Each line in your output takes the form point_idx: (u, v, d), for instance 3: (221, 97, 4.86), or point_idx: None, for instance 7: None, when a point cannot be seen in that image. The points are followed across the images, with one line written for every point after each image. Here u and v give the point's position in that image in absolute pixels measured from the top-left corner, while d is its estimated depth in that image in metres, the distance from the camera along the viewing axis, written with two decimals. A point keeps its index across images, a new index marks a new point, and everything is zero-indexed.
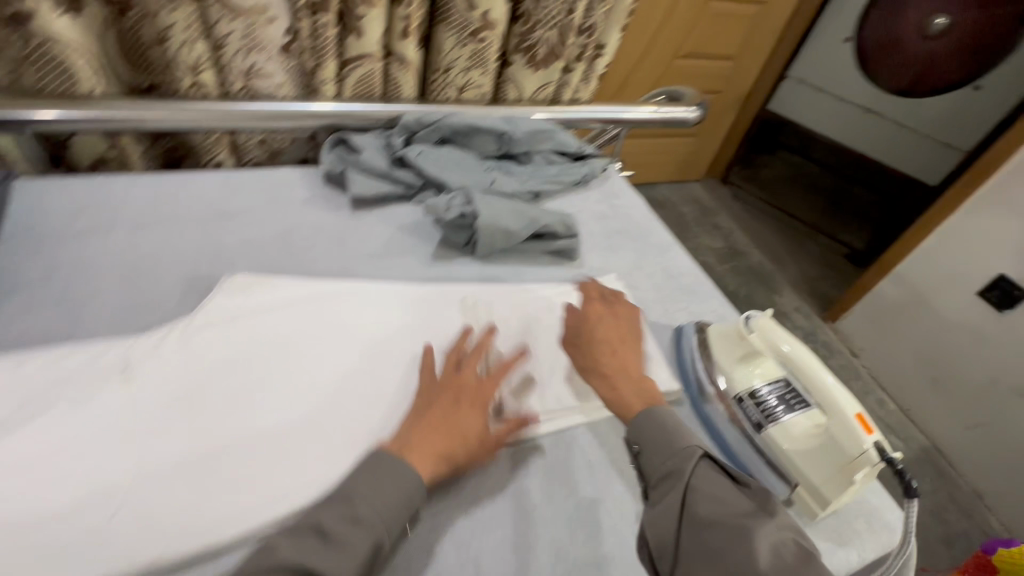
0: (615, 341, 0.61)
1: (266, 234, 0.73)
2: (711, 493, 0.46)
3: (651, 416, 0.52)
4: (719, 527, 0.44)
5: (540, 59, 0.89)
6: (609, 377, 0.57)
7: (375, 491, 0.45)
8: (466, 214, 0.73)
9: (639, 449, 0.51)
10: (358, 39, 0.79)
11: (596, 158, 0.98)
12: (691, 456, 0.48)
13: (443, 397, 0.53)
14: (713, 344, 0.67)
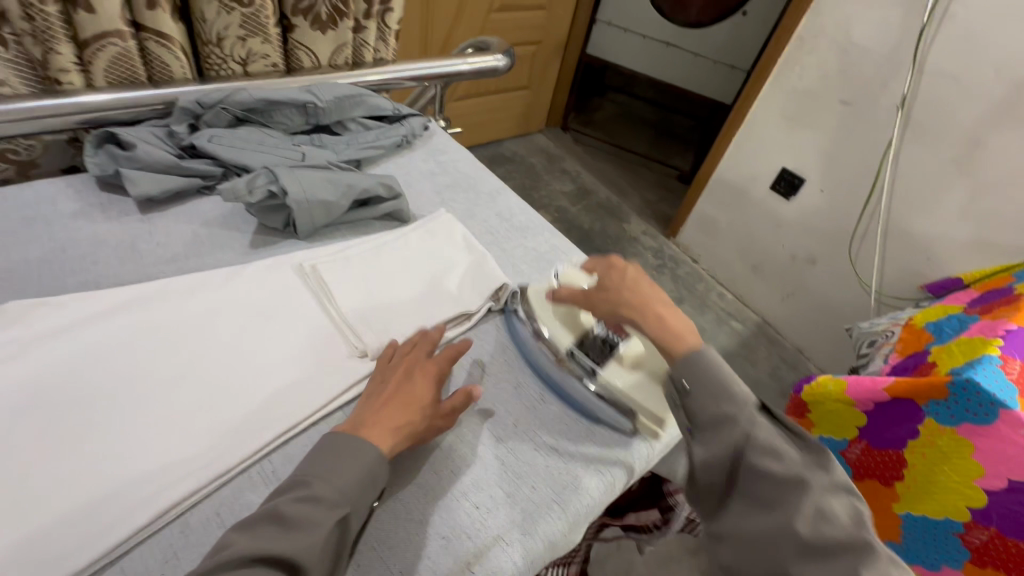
0: (613, 287, 0.60)
1: (29, 259, 0.62)
2: (715, 388, 0.51)
3: (704, 357, 0.53)
4: (716, 430, 0.50)
5: (324, 21, 0.84)
6: (635, 318, 0.57)
7: (332, 472, 0.45)
8: (275, 192, 0.68)
9: (686, 384, 0.52)
10: (91, 15, 0.67)
11: (413, 117, 0.97)
12: (746, 404, 0.50)
13: (396, 374, 0.54)
14: (537, 310, 0.67)
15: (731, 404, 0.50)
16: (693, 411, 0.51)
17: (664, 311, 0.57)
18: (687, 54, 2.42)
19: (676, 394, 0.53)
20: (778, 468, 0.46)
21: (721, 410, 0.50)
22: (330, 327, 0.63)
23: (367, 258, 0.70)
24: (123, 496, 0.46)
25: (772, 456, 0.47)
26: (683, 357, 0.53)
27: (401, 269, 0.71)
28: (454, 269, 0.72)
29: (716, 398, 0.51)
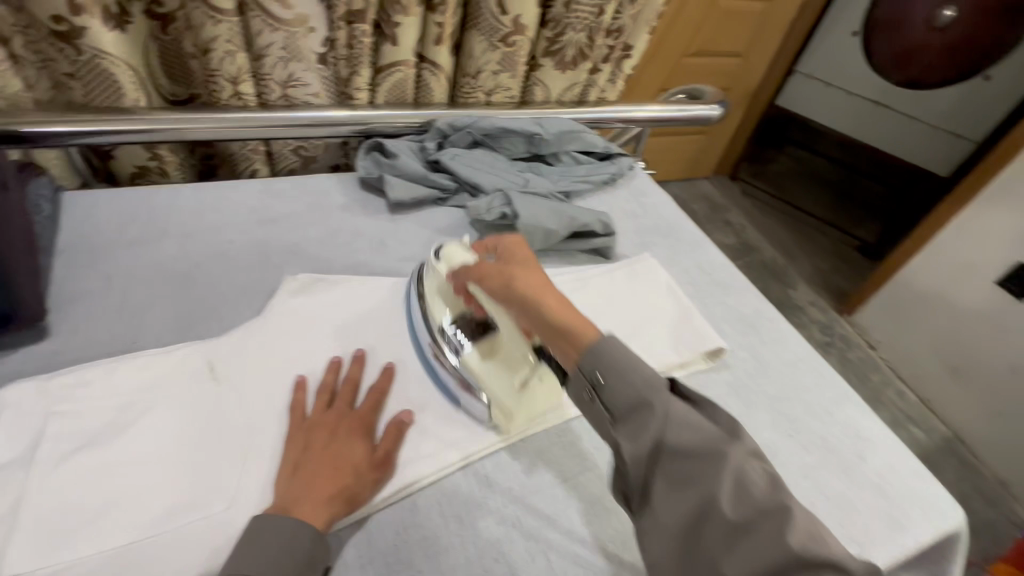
0: (513, 266, 0.55)
1: (309, 239, 0.74)
2: (630, 372, 0.44)
3: (611, 341, 0.46)
4: (694, 467, 0.40)
5: (568, 61, 0.91)
6: (530, 301, 0.51)
7: (268, 567, 0.41)
8: (507, 215, 0.74)
9: (604, 381, 0.44)
10: (392, 46, 0.79)
11: (622, 155, 0.98)
12: (671, 423, 0.41)
13: (320, 433, 0.49)
14: (428, 296, 0.61)
15: (643, 386, 0.43)
16: (623, 437, 0.43)
17: (541, 283, 0.53)
18: (898, 115, 2.17)
19: (591, 389, 0.46)
20: (683, 457, 0.40)
21: (639, 390, 0.43)
22: None
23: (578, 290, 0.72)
24: (207, 528, 0.44)
25: (693, 458, 0.40)
26: (586, 345, 0.46)
27: (605, 307, 0.71)
28: (658, 317, 0.71)
29: (643, 377, 0.43)
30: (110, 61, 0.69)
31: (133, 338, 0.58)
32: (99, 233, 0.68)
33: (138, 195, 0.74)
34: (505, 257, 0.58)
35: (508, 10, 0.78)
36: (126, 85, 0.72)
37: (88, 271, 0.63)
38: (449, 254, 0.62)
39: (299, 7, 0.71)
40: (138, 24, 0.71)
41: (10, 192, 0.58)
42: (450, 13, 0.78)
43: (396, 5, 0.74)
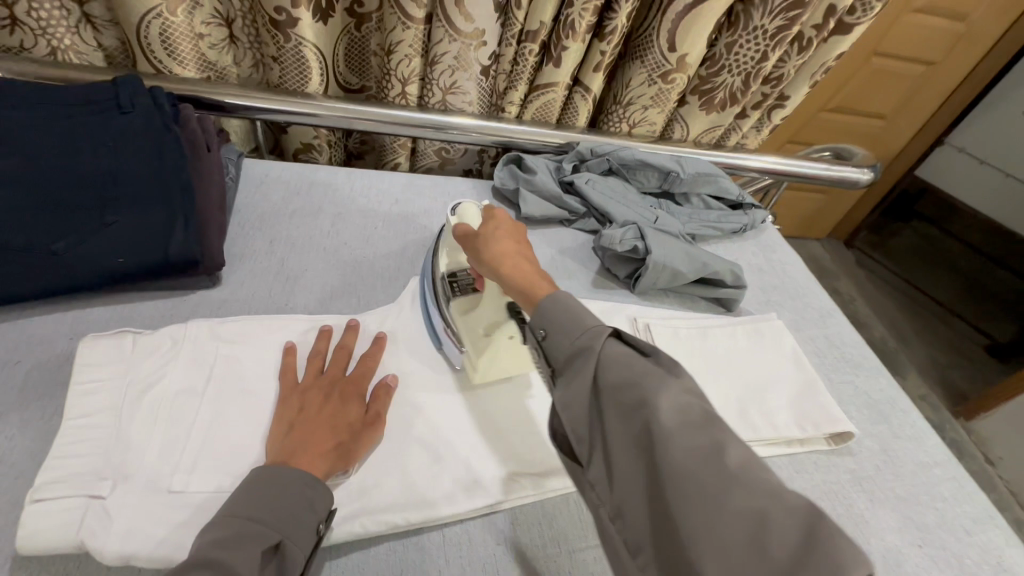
0: (486, 236, 0.55)
1: (442, 237, 0.77)
2: (569, 325, 0.44)
3: (560, 301, 0.45)
4: (573, 364, 0.42)
5: (715, 103, 0.88)
6: (497, 274, 0.51)
7: (264, 509, 0.40)
8: (638, 248, 0.74)
9: (544, 334, 0.44)
10: (554, 69, 0.81)
11: (757, 207, 0.93)
12: (599, 333, 0.42)
13: (315, 395, 0.50)
14: (442, 248, 0.64)
15: (576, 342, 0.43)
16: (554, 353, 0.44)
17: (514, 266, 0.51)
18: None
19: (536, 341, 0.46)
20: (646, 407, 0.38)
21: (578, 340, 0.43)
22: None
23: (698, 336, 0.70)
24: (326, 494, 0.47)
25: (625, 385, 0.39)
26: (551, 300, 0.45)
27: (725, 361, 0.68)
28: (780, 382, 0.67)
29: (585, 328, 0.43)
30: (307, 51, 0.76)
31: (284, 302, 0.63)
32: (267, 201, 0.75)
33: (301, 173, 0.81)
34: (496, 226, 0.55)
35: (675, 49, 0.77)
36: (314, 72, 0.79)
37: (255, 234, 0.70)
38: (464, 210, 0.62)
39: (478, 22, 0.74)
40: (336, 21, 0.79)
41: (209, 151, 0.68)
42: (616, 44, 0.79)
43: (566, 30, 0.76)
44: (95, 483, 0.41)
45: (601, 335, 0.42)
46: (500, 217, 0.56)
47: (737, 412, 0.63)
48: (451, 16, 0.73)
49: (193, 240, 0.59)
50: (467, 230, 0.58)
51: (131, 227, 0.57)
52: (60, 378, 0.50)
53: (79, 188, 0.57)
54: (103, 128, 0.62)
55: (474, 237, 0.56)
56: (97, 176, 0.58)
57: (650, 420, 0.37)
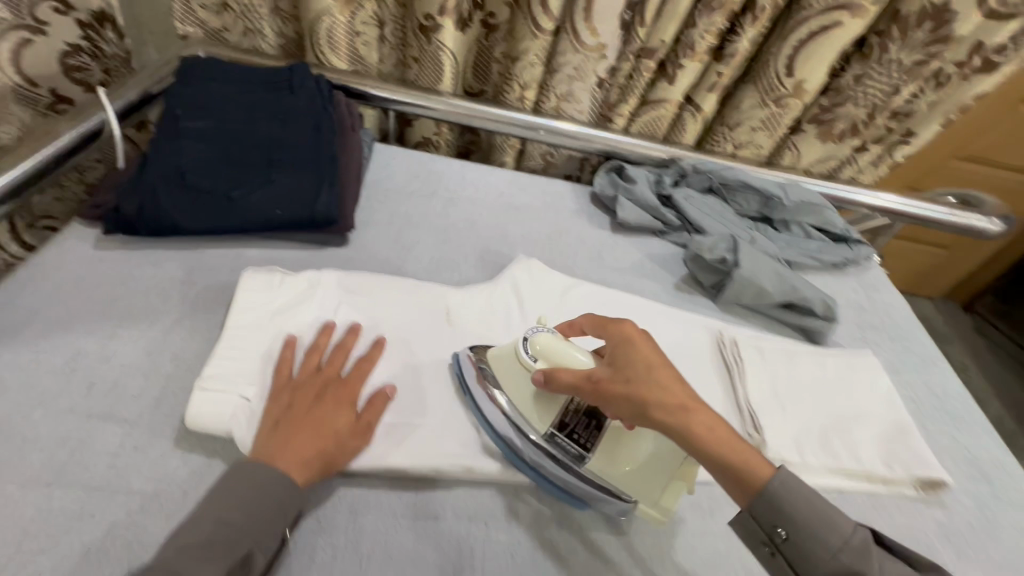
0: (638, 368, 0.46)
1: (540, 231, 0.83)
2: (822, 530, 0.43)
3: (781, 485, 0.44)
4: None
5: (834, 134, 0.86)
6: (695, 446, 0.44)
7: (235, 518, 0.42)
8: (727, 259, 0.74)
9: (788, 535, 0.44)
10: (667, 85, 0.84)
11: (862, 243, 0.89)
12: (848, 529, 0.43)
13: (305, 394, 0.51)
14: (505, 383, 0.54)
15: (846, 551, 0.42)
16: (796, 559, 0.44)
17: (704, 420, 0.44)
18: None
19: (772, 544, 0.45)
20: (846, 553, 0.42)
21: (828, 538, 0.43)
22: (725, 405, 0.64)
23: (784, 358, 0.69)
24: (414, 436, 0.52)
25: (826, 549, 0.43)
26: (765, 486, 0.44)
27: (806, 386, 0.66)
28: (868, 418, 0.64)
29: (823, 509, 0.44)
30: (444, 54, 0.85)
31: (396, 268, 0.71)
32: (391, 180, 0.85)
33: (421, 159, 0.90)
34: (629, 365, 0.47)
35: (794, 73, 0.78)
36: (446, 73, 0.88)
37: (378, 207, 0.80)
38: (547, 343, 0.52)
39: (602, 38, 0.79)
40: (473, 28, 0.87)
41: (354, 133, 0.78)
42: (734, 66, 0.80)
43: (686, 49, 0.79)
44: (246, 385, 0.51)
45: (784, 495, 0.43)
46: (636, 348, 0.47)
47: (817, 439, 0.61)
48: (580, 30, 0.78)
49: (335, 203, 0.68)
50: (577, 378, 0.48)
51: (287, 186, 0.67)
52: (221, 302, 0.61)
53: (254, 151, 0.69)
54: (276, 104, 0.73)
55: (623, 377, 0.46)
56: (268, 143, 0.70)
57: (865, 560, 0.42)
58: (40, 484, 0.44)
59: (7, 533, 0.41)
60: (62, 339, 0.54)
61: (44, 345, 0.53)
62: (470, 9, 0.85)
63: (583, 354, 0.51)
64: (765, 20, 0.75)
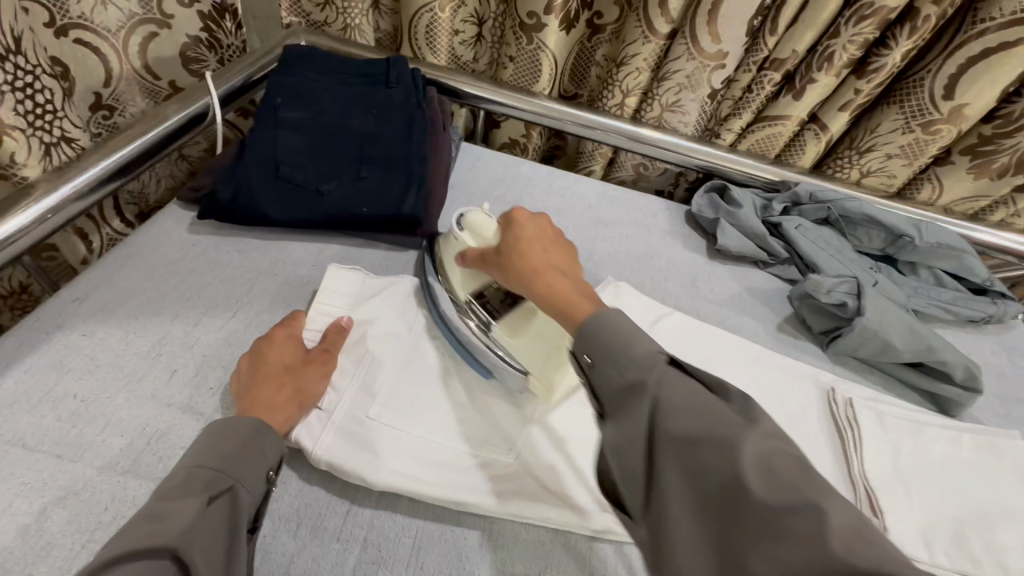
0: (515, 244, 0.48)
1: (629, 251, 0.76)
2: (616, 346, 0.37)
3: (598, 319, 0.39)
4: (625, 400, 0.36)
5: (990, 169, 0.74)
6: (536, 292, 0.44)
7: (204, 455, 0.41)
8: (847, 305, 0.65)
9: (589, 361, 0.38)
10: (791, 100, 0.75)
11: (1010, 298, 0.76)
12: (654, 363, 0.36)
13: (255, 356, 0.50)
14: (444, 267, 0.59)
15: (642, 365, 0.36)
16: (601, 392, 0.37)
17: (556, 283, 0.44)
18: None
19: (582, 372, 0.39)
20: (799, 496, 0.29)
21: (629, 374, 0.36)
22: (836, 477, 0.56)
23: (909, 428, 0.59)
24: (484, 471, 0.48)
25: (696, 416, 0.33)
26: (586, 319, 0.40)
27: (937, 466, 0.56)
28: (1016, 517, 0.53)
29: (720, 409, 0.33)
30: (544, 54, 0.81)
31: None
32: (476, 183, 0.81)
33: (508, 163, 0.86)
34: (520, 243, 0.48)
35: (952, 96, 0.67)
36: (544, 75, 0.84)
37: (463, 211, 0.76)
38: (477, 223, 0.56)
39: (724, 45, 0.71)
40: (579, 28, 0.82)
41: (445, 131, 0.75)
42: (878, 84, 0.70)
43: (822, 61, 0.69)
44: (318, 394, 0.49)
45: (751, 421, 0.33)
46: (528, 229, 0.49)
47: (949, 534, 0.52)
48: (700, 35, 0.71)
49: (421, 204, 0.65)
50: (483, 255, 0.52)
51: (375, 184, 0.65)
52: (302, 300, 0.60)
53: (346, 145, 0.67)
54: (371, 99, 0.72)
55: (499, 252, 0.49)
56: (360, 138, 0.68)
57: (730, 440, 0.32)
58: (116, 470, 0.44)
59: (81, 520, 0.41)
60: (150, 322, 0.54)
61: (135, 326, 0.53)
62: (579, 8, 0.79)
63: (496, 235, 0.54)
64: (925, 32, 0.64)
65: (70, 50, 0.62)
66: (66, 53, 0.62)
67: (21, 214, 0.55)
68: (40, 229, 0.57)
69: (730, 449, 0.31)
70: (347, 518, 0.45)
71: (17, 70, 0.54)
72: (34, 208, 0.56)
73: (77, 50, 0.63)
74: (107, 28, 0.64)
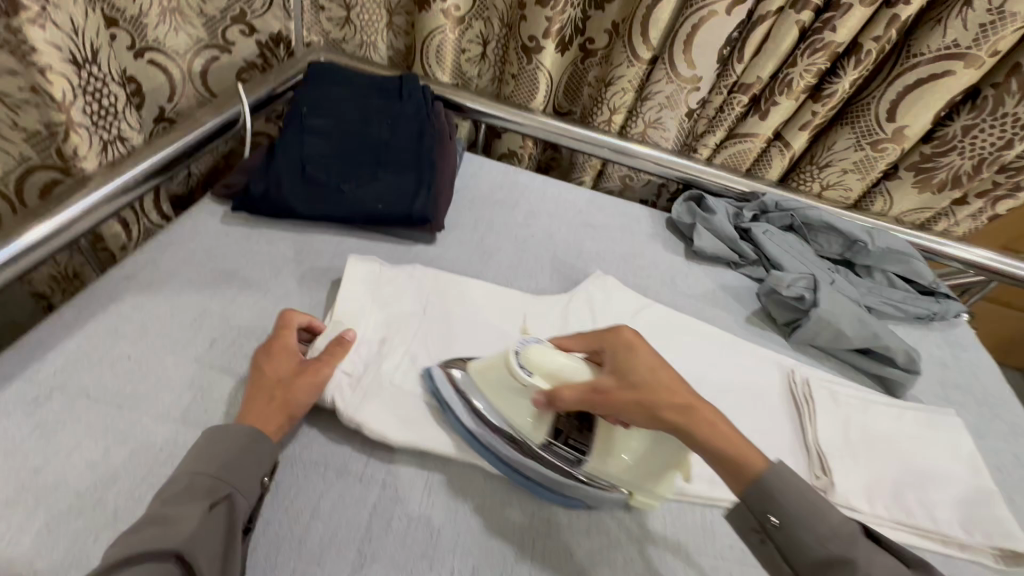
0: (658, 382, 0.47)
1: (616, 251, 0.85)
2: (810, 517, 0.45)
3: (771, 476, 0.46)
4: (823, 568, 0.43)
5: (933, 183, 0.84)
6: (704, 439, 0.46)
7: (207, 464, 0.44)
8: (805, 298, 0.73)
9: (779, 523, 0.45)
10: (758, 120, 0.85)
11: (952, 298, 0.85)
12: (850, 535, 0.44)
13: (261, 365, 0.53)
14: (484, 388, 0.53)
15: (833, 536, 0.44)
16: (792, 555, 0.45)
17: (711, 417, 0.47)
18: None
19: (763, 530, 0.46)
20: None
21: (830, 545, 0.43)
22: (794, 445, 0.64)
23: (858, 404, 0.67)
24: None
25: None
26: (759, 480, 0.46)
27: (880, 436, 0.64)
28: (946, 478, 0.61)
29: (836, 525, 0.44)
30: (541, 74, 0.90)
31: (478, 270, 0.76)
32: (478, 187, 0.90)
33: (506, 171, 0.94)
34: (631, 368, 0.49)
35: (894, 119, 0.77)
36: (540, 92, 0.93)
37: (466, 212, 0.85)
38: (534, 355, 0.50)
39: (699, 70, 0.82)
40: (572, 51, 0.92)
41: (451, 141, 0.84)
42: (831, 107, 0.80)
43: (783, 86, 0.79)
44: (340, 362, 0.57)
45: (858, 539, 0.43)
46: (620, 348, 0.50)
47: (888, 492, 0.59)
48: (677, 62, 0.81)
49: (430, 205, 0.73)
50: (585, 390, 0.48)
51: (390, 184, 0.73)
52: (324, 284, 0.67)
53: (364, 150, 0.76)
54: (386, 110, 0.80)
55: (618, 386, 0.47)
56: (377, 144, 0.76)
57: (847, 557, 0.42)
58: (168, 418, 0.50)
59: (141, 455, 0.47)
60: (191, 298, 0.61)
61: (179, 300, 0.60)
62: (573, 33, 0.89)
63: (575, 365, 0.50)
64: (869, 63, 0.75)
65: (143, 70, 0.71)
66: (139, 71, 0.71)
67: (79, 201, 0.61)
68: (88, 221, 0.62)
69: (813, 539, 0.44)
70: (367, 465, 0.52)
71: (91, 76, 0.61)
72: (83, 201, 0.61)
73: (147, 68, 0.72)
74: (175, 50, 0.75)
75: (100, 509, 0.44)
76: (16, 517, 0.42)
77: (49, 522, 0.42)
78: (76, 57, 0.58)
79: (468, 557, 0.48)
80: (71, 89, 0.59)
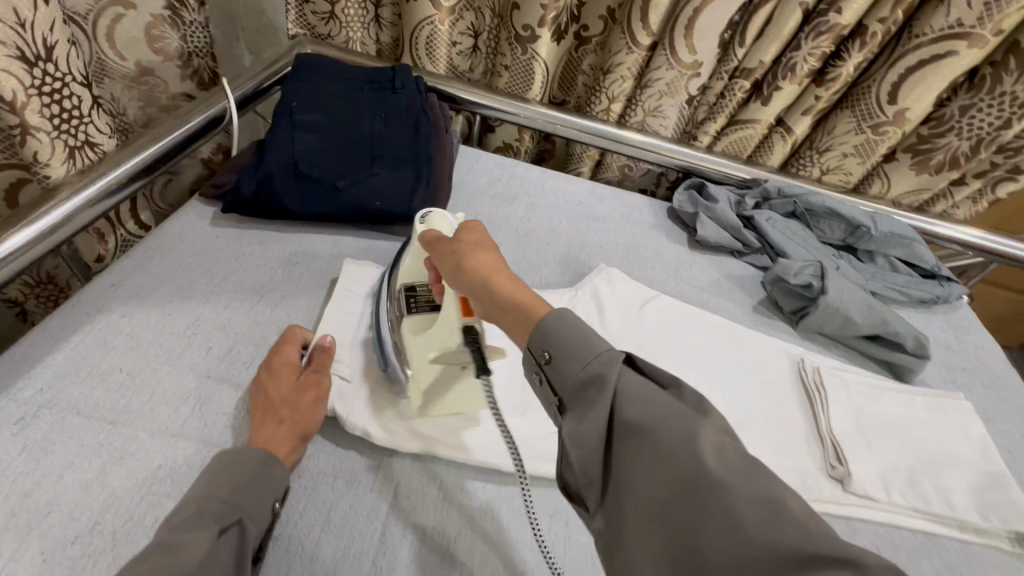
0: (462, 244, 0.46)
1: (617, 243, 0.83)
2: (583, 346, 0.37)
3: (550, 322, 0.38)
4: (584, 393, 0.36)
5: (931, 165, 0.84)
6: (476, 293, 0.43)
7: (214, 488, 0.41)
8: (812, 286, 0.73)
9: (549, 356, 0.38)
10: (760, 106, 0.83)
11: (954, 281, 0.85)
12: (614, 360, 0.36)
13: (255, 387, 0.51)
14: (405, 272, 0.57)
15: (595, 363, 0.36)
16: (559, 383, 0.37)
17: (511, 291, 0.42)
18: None
19: (538, 369, 0.39)
20: (661, 414, 0.34)
21: (589, 367, 0.36)
22: (808, 437, 0.63)
23: (868, 391, 0.67)
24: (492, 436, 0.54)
25: (648, 405, 0.35)
26: (538, 325, 0.39)
27: (891, 422, 0.64)
28: (959, 464, 0.61)
29: (595, 352, 0.37)
30: (537, 64, 0.88)
31: None
32: (476, 181, 0.87)
33: (503, 163, 0.92)
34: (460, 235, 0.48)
35: (896, 101, 0.76)
36: (536, 83, 0.91)
37: (466, 206, 0.82)
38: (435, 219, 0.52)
39: (699, 55, 0.80)
40: (567, 42, 0.90)
41: (447, 134, 0.81)
42: (834, 90, 0.79)
43: (785, 71, 0.78)
44: (345, 369, 0.55)
45: (620, 364, 0.36)
46: (477, 228, 0.48)
47: (905, 478, 0.59)
48: (677, 47, 0.79)
49: (429, 201, 0.71)
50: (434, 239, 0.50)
51: (386, 180, 0.71)
52: (322, 285, 0.65)
53: (357, 145, 0.73)
54: (381, 103, 0.77)
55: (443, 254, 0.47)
56: (369, 138, 0.74)
57: (688, 425, 0.33)
58: (165, 434, 0.48)
59: (138, 476, 0.45)
60: (182, 305, 0.58)
61: (170, 308, 0.57)
62: (568, 21, 0.87)
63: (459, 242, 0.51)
64: (873, 46, 0.73)
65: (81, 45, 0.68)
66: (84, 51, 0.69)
67: (44, 217, 0.56)
68: (65, 229, 0.58)
69: (642, 392, 0.35)
70: (379, 472, 0.50)
71: (46, 76, 0.57)
72: (58, 209, 0.57)
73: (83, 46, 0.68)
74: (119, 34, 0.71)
75: (96, 534, 0.41)
76: (7, 547, 0.40)
77: (42, 550, 0.40)
78: (26, 54, 0.54)
79: (488, 565, 0.46)
80: (21, 88, 0.55)
